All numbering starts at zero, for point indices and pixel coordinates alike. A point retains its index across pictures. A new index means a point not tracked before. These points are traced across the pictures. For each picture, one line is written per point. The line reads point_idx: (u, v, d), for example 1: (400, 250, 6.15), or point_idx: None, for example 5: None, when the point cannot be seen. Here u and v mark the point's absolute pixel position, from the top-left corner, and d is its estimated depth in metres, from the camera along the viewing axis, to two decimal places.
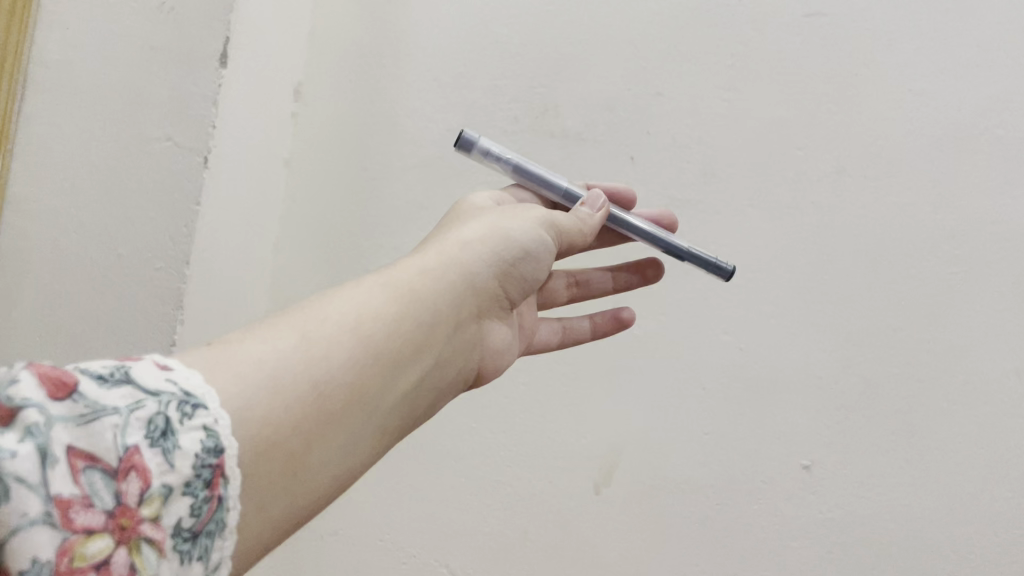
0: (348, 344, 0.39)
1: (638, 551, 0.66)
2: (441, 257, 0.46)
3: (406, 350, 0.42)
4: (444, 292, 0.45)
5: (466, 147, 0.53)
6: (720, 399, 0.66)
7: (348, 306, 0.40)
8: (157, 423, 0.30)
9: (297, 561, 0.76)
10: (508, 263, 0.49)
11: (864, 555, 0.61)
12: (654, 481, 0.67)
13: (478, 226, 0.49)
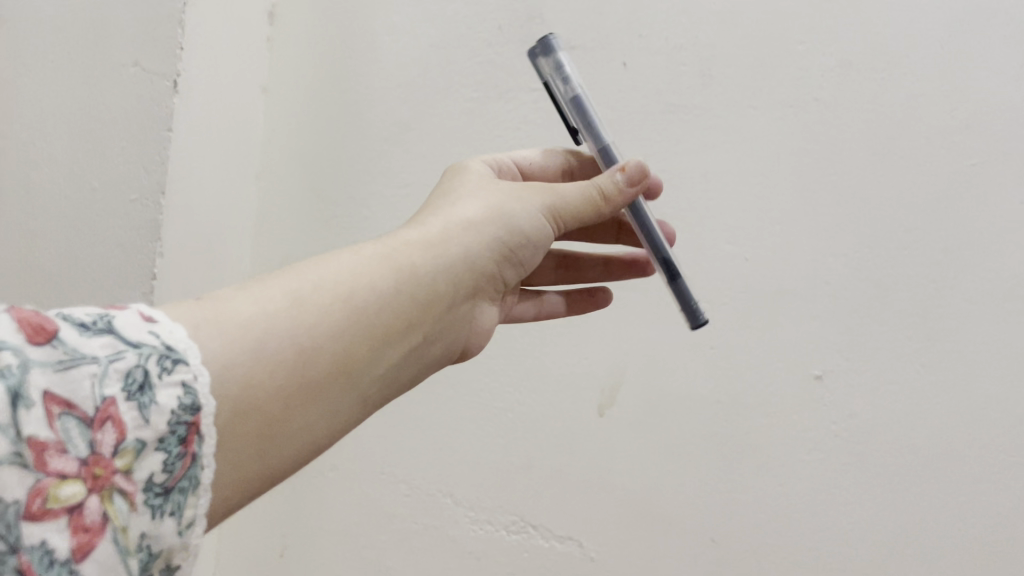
0: (339, 316, 0.37)
1: (645, 473, 0.65)
2: (439, 239, 0.42)
3: (392, 326, 0.39)
4: (440, 274, 0.42)
5: (541, 50, 0.47)
6: (726, 312, 0.64)
7: (341, 273, 0.38)
8: (136, 376, 0.29)
9: (299, 497, 0.75)
10: (507, 246, 0.45)
11: (880, 466, 0.60)
12: (659, 401, 0.65)
13: (478, 202, 0.45)
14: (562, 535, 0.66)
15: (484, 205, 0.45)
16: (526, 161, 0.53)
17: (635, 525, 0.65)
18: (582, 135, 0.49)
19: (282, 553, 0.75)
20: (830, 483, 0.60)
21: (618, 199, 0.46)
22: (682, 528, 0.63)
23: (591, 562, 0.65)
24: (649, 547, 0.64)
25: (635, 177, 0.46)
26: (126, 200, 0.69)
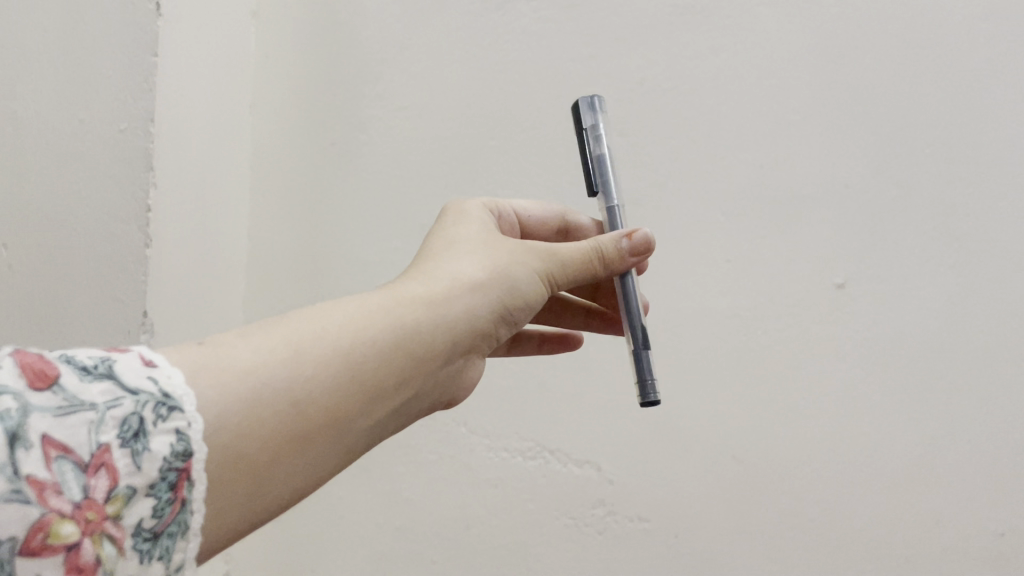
0: (336, 372, 0.35)
1: (663, 391, 0.64)
2: (442, 297, 0.40)
3: (388, 381, 0.37)
4: (441, 331, 0.39)
5: (586, 107, 0.49)
6: (741, 222, 0.62)
7: (345, 321, 0.37)
8: (131, 424, 0.28)
9: None
10: (508, 309, 0.42)
11: (903, 373, 0.58)
12: (675, 318, 0.63)
13: (483, 260, 0.42)
14: (578, 459, 0.66)
15: (489, 263, 0.42)
16: (526, 215, 0.52)
17: (653, 445, 0.64)
18: (597, 194, 0.50)
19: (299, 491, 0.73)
20: (852, 393, 0.59)
21: (620, 264, 0.46)
22: (702, 446, 0.62)
23: (610, 484, 0.64)
24: (669, 466, 0.63)
25: (639, 246, 0.47)
26: (111, 129, 0.61)
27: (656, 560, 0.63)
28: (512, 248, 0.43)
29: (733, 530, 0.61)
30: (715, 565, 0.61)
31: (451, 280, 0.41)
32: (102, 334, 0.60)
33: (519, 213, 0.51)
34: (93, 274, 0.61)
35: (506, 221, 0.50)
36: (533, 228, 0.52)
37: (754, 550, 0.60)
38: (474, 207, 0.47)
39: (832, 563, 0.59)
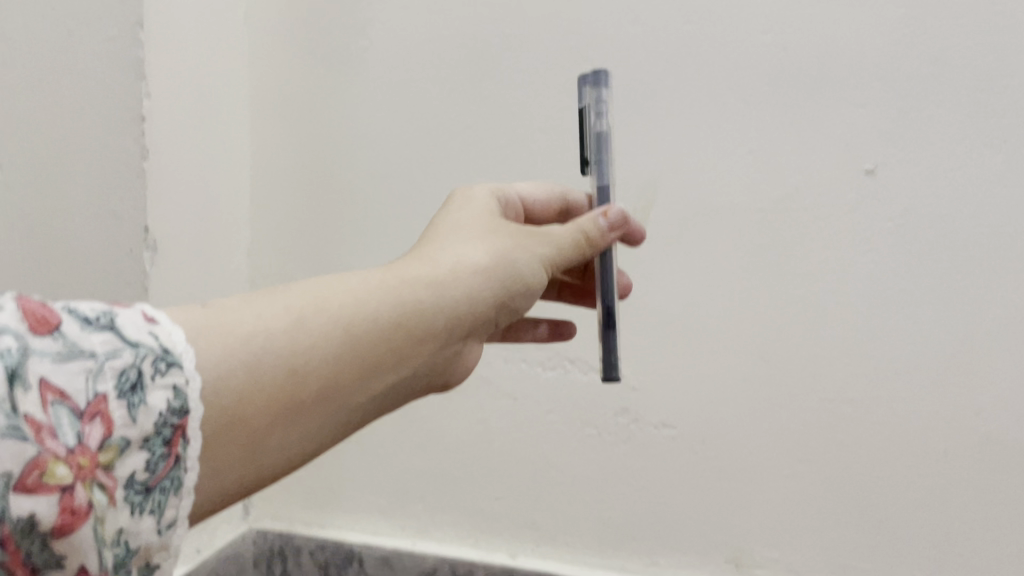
0: (336, 345, 0.32)
1: (685, 293, 0.61)
2: (445, 279, 0.37)
3: (382, 360, 0.34)
4: (441, 316, 0.36)
5: (589, 85, 0.45)
6: (763, 110, 0.58)
7: (346, 293, 0.34)
8: (130, 375, 0.26)
9: None
10: (508, 295, 0.39)
11: (939, 261, 0.55)
12: (696, 215, 0.60)
13: (484, 244, 0.39)
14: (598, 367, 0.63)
15: (493, 248, 0.39)
16: (529, 198, 0.49)
17: (676, 349, 0.61)
18: (589, 171, 0.46)
19: None
20: (885, 285, 0.56)
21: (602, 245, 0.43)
22: (726, 347, 0.60)
23: (633, 392, 0.63)
24: (693, 371, 0.61)
25: (616, 223, 0.43)
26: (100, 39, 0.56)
27: (682, 464, 0.62)
28: (514, 232, 0.41)
29: (761, 431, 0.60)
30: (743, 467, 0.60)
31: (451, 262, 0.38)
32: (105, 255, 0.58)
33: (526, 195, 0.48)
34: (93, 191, 0.57)
35: (512, 208, 0.47)
36: (537, 213, 0.49)
37: (782, 450, 0.59)
38: (482, 192, 0.44)
39: (862, 460, 0.58)
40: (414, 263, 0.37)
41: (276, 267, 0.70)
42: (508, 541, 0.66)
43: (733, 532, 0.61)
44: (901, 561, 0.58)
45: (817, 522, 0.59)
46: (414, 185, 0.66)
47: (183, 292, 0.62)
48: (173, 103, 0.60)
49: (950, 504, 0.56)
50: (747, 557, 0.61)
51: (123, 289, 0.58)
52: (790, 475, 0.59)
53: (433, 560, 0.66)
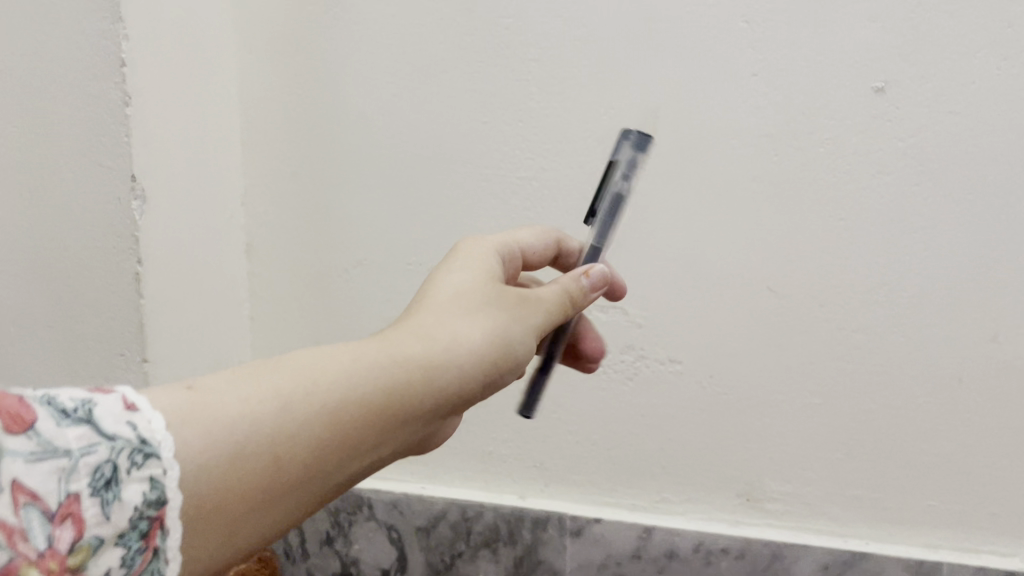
0: (323, 435, 0.29)
1: (693, 227, 0.58)
2: (443, 355, 0.34)
3: (367, 445, 0.31)
4: (436, 397, 0.34)
5: (631, 148, 0.44)
6: (769, 29, 0.54)
7: (342, 370, 0.31)
8: (104, 472, 0.24)
9: (323, 296, 0.67)
10: (500, 373, 0.37)
11: (953, 181, 0.53)
12: (703, 141, 0.57)
13: (484, 315, 0.37)
14: (603, 305, 0.61)
15: (492, 320, 0.37)
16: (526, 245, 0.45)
17: (681, 284, 0.59)
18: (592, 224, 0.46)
19: None
20: (896, 208, 0.54)
21: (582, 305, 0.43)
22: (733, 279, 0.58)
23: (639, 328, 0.61)
24: (703, 306, 0.59)
25: (597, 284, 0.43)
26: None
27: (692, 400, 0.60)
28: (515, 297, 0.38)
29: (770, 363, 0.58)
30: (753, 401, 0.59)
31: (451, 335, 0.35)
32: (93, 205, 0.57)
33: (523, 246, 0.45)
34: (79, 142, 0.56)
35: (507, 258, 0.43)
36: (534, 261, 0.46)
37: (792, 382, 0.58)
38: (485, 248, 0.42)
39: (874, 390, 0.57)
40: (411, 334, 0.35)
41: (270, 214, 0.67)
42: (518, 483, 0.66)
43: (743, 467, 0.60)
44: (913, 488, 0.57)
45: (829, 454, 0.58)
46: (406, 123, 0.63)
47: (173, 246, 0.60)
48: (155, 44, 0.56)
49: (962, 430, 0.56)
50: (758, 491, 0.60)
51: (115, 240, 0.57)
52: (801, 406, 0.58)
53: (443, 504, 0.66)
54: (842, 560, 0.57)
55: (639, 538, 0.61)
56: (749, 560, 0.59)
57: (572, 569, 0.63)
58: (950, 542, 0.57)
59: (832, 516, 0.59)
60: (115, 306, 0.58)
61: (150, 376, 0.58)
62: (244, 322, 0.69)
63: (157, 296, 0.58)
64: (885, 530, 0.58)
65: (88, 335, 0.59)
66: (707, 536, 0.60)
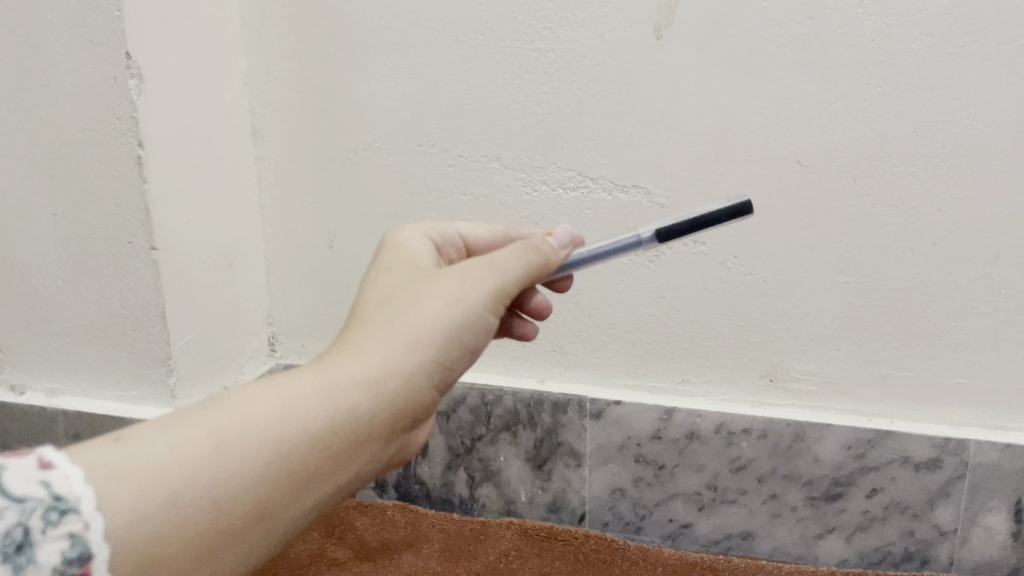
0: (259, 467, 0.27)
1: (719, 100, 0.55)
2: (395, 351, 0.31)
3: (331, 466, 0.29)
4: (391, 401, 0.31)
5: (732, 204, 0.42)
6: None
7: (279, 400, 0.29)
8: (13, 537, 0.23)
9: (334, 180, 0.65)
10: (458, 358, 0.34)
11: (1002, 44, 0.50)
12: (731, 6, 0.53)
13: (436, 295, 0.33)
14: (624, 184, 0.59)
15: (438, 296, 0.33)
16: (471, 238, 0.43)
17: (705, 161, 0.56)
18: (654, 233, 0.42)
19: (333, 246, 0.66)
20: (939, 75, 0.51)
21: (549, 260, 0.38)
22: (762, 155, 0.55)
23: (661, 208, 0.58)
24: (729, 183, 0.56)
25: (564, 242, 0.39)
26: None
27: (715, 280, 0.59)
28: (466, 270, 0.34)
29: (797, 241, 0.56)
30: (780, 281, 0.57)
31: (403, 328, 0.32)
32: (88, 86, 0.54)
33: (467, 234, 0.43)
34: (67, 18, 0.53)
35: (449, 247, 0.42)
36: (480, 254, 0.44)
37: (821, 261, 0.56)
38: (419, 236, 0.40)
39: (906, 267, 0.55)
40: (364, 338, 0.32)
41: (274, 95, 0.64)
42: (536, 366, 0.65)
43: (767, 347, 0.59)
44: (942, 366, 0.56)
45: (856, 334, 0.57)
46: None
47: (175, 130, 0.57)
48: None
49: (997, 307, 0.54)
50: (782, 372, 0.59)
51: (114, 124, 0.54)
52: (829, 286, 0.56)
53: (462, 389, 0.65)
54: (865, 439, 0.57)
55: (659, 420, 0.61)
56: (771, 440, 0.59)
57: (593, 450, 0.63)
58: (977, 420, 0.56)
59: (857, 395, 0.58)
60: (119, 193, 0.56)
61: (160, 264, 0.57)
62: (253, 210, 0.67)
63: (162, 182, 0.56)
64: (911, 409, 0.57)
65: (94, 223, 0.58)
66: (728, 417, 0.60)
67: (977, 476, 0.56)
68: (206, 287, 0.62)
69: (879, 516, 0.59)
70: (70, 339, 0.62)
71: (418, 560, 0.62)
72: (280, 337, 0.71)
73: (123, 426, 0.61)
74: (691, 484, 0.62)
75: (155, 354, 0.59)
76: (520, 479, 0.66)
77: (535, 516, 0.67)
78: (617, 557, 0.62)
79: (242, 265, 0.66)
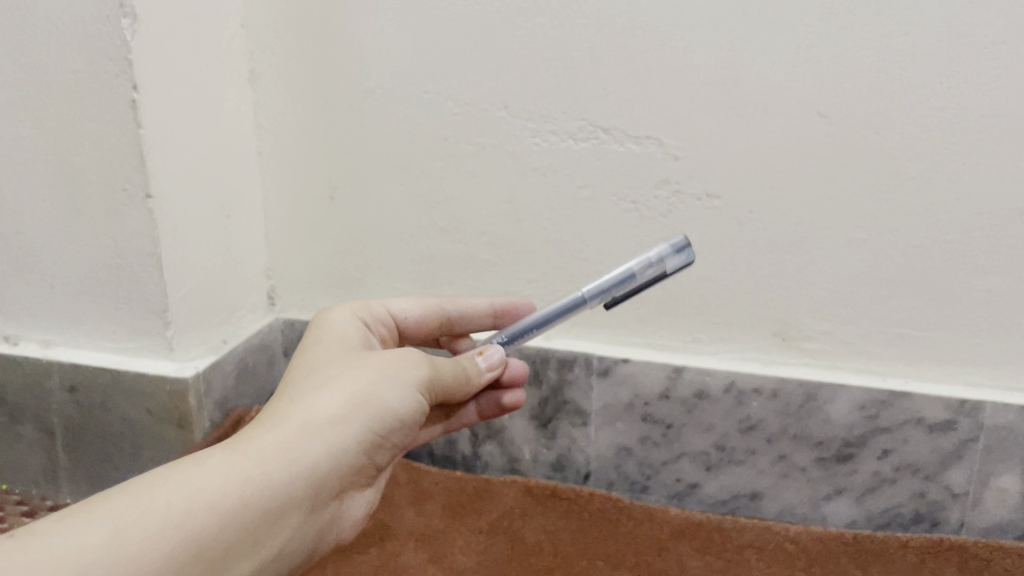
0: (169, 545, 0.29)
1: (739, 47, 0.53)
2: (305, 434, 0.35)
3: (240, 542, 0.31)
4: (300, 481, 0.34)
5: (675, 252, 0.46)
6: None
7: (193, 481, 0.31)
8: None
9: (335, 129, 0.62)
10: (376, 436, 0.38)
11: None
12: None
13: (347, 386, 0.37)
14: (637, 135, 0.57)
15: (348, 386, 0.37)
16: (404, 315, 0.49)
17: (722, 112, 0.54)
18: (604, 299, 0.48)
19: (333, 197, 0.64)
20: (970, 23, 0.49)
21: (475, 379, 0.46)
22: (781, 106, 0.53)
23: (675, 160, 0.56)
24: (747, 134, 0.54)
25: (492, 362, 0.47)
26: None
27: (730, 236, 0.57)
28: (380, 368, 0.39)
29: (815, 195, 0.54)
30: (796, 237, 0.56)
31: (317, 413, 0.36)
32: (80, 25, 0.52)
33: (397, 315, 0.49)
34: None
35: (381, 326, 0.48)
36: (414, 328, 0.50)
37: (839, 216, 0.54)
38: (353, 317, 0.46)
39: (928, 224, 0.53)
40: (275, 424, 0.35)
41: (273, 39, 0.62)
42: None
43: (781, 305, 0.58)
44: (960, 325, 0.55)
45: (873, 292, 0.55)
46: None
47: (171, 74, 0.55)
48: None
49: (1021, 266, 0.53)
50: (796, 331, 0.58)
51: (107, 66, 0.52)
52: (847, 242, 0.55)
53: None
54: (879, 400, 0.56)
55: (668, 378, 0.60)
56: (782, 400, 0.58)
57: (599, 409, 0.62)
58: (993, 381, 0.55)
59: (871, 354, 0.57)
60: (113, 139, 0.54)
61: (156, 213, 0.55)
62: (251, 160, 0.65)
63: (157, 128, 0.54)
64: (926, 369, 0.56)
65: (86, 171, 0.56)
66: (739, 376, 0.58)
67: (992, 438, 0.55)
68: (203, 238, 0.60)
69: (890, 477, 0.58)
70: (63, 289, 0.60)
71: (421, 518, 0.61)
72: (279, 290, 0.69)
73: (120, 378, 0.59)
74: (698, 444, 0.61)
75: (151, 306, 0.58)
76: (524, 437, 0.65)
77: (538, 474, 0.66)
78: (622, 515, 0.61)
79: (240, 216, 0.64)
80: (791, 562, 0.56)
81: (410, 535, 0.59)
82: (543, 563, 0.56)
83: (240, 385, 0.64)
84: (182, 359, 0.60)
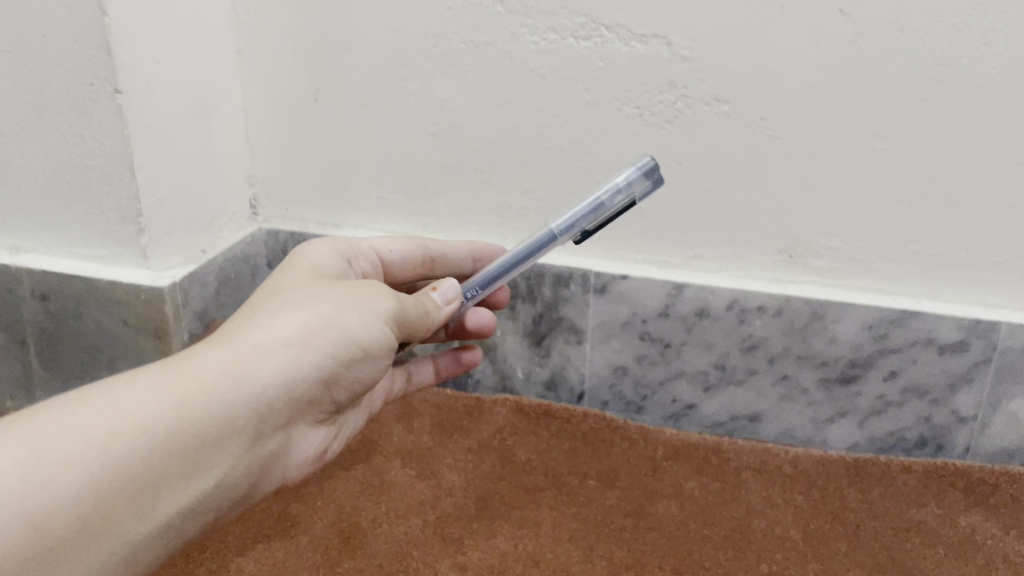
0: (94, 465, 0.29)
1: None
2: (254, 359, 0.34)
3: (176, 465, 0.31)
4: (244, 406, 0.33)
5: (642, 175, 0.44)
6: None
7: (128, 399, 0.31)
8: None
9: (318, 24, 0.58)
10: (334, 366, 0.37)
11: None
12: None
13: (306, 312, 0.36)
14: (643, 33, 0.53)
15: (306, 312, 0.36)
16: (387, 253, 0.48)
17: (736, 8, 0.50)
18: (574, 234, 0.45)
19: (318, 99, 0.61)
20: None
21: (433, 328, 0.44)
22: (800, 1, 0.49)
23: (683, 62, 0.52)
24: (761, 34, 0.50)
25: (448, 296, 0.43)
26: None
27: (739, 144, 0.53)
28: (344, 296, 0.38)
29: (833, 101, 0.51)
30: (809, 148, 0.52)
31: (269, 337, 0.35)
32: None
33: (379, 248, 0.47)
34: None
35: (365, 261, 0.47)
36: (395, 269, 0.49)
37: (857, 125, 0.51)
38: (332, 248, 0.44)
39: (952, 132, 0.50)
40: (224, 344, 0.34)
41: None
42: None
43: (791, 220, 0.55)
44: (980, 243, 0.52)
45: (890, 206, 0.52)
46: None
47: None
48: None
49: None
50: (804, 247, 0.55)
51: None
52: (864, 154, 0.51)
53: None
54: (889, 319, 0.53)
55: (668, 296, 0.57)
56: (787, 318, 0.55)
57: (594, 325, 0.60)
58: (1010, 301, 0.53)
59: (883, 273, 0.54)
60: (76, 27, 0.50)
61: (126, 108, 0.51)
62: (229, 57, 0.61)
63: (125, 15, 0.50)
64: (938, 288, 0.54)
65: (49, 63, 0.52)
66: (741, 294, 0.56)
67: (1004, 361, 0.53)
68: (178, 140, 0.57)
69: (895, 401, 0.56)
70: (32, 193, 0.57)
71: (409, 435, 0.59)
72: (263, 200, 0.66)
73: (93, 288, 0.56)
74: (697, 363, 0.59)
75: (123, 211, 0.55)
76: (517, 353, 0.63)
77: (531, 393, 0.64)
78: (617, 436, 0.59)
79: (219, 118, 0.60)
80: (791, 483, 0.55)
81: (398, 452, 0.58)
82: (534, 481, 0.55)
83: (221, 298, 0.61)
84: (158, 269, 0.57)
